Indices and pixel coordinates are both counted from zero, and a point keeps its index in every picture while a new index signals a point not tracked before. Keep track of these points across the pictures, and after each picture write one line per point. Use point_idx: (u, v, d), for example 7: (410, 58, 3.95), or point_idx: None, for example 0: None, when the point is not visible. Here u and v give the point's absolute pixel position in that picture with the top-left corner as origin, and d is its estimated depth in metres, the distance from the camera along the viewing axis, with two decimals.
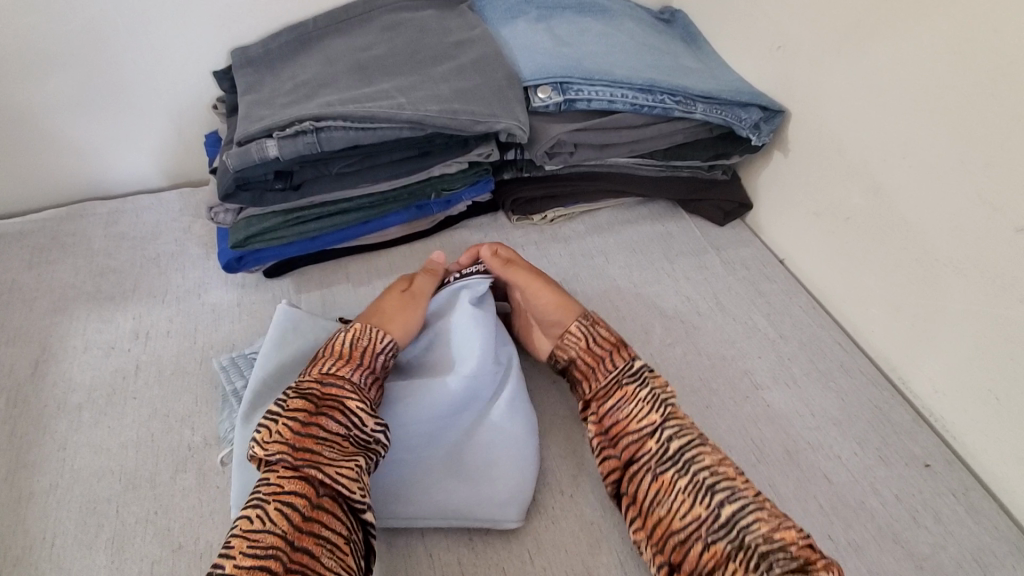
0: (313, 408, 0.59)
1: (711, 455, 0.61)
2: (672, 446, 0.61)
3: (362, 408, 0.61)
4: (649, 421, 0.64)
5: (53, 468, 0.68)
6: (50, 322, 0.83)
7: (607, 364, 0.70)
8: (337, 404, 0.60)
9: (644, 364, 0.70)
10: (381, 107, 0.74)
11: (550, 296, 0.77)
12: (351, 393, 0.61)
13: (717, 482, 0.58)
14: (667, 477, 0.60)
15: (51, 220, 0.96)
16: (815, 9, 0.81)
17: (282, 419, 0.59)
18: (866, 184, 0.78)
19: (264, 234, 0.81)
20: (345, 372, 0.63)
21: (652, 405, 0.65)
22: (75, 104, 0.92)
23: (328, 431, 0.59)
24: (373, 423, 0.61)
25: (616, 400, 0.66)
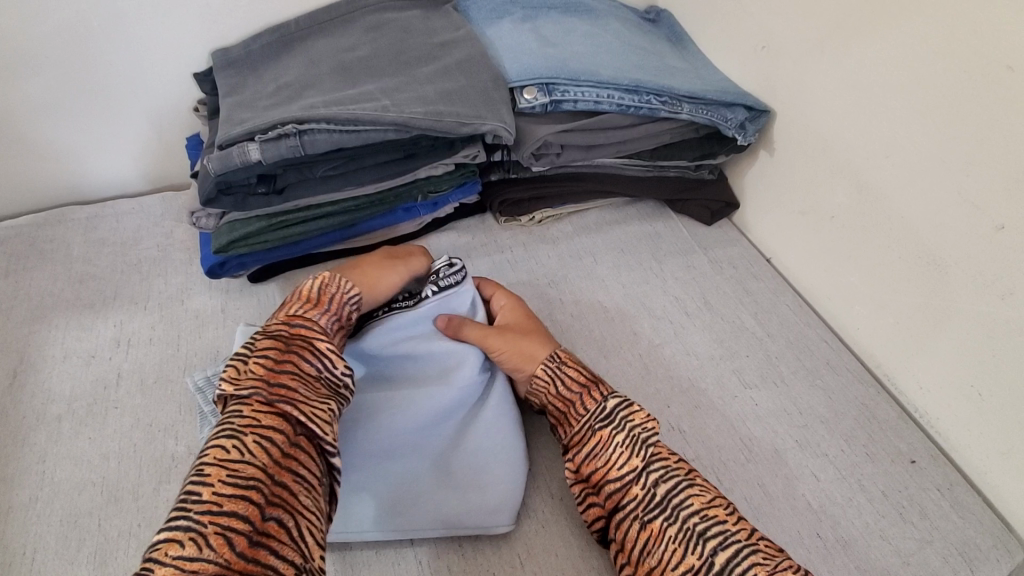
0: (285, 347, 0.58)
1: (699, 497, 0.58)
2: (658, 492, 0.58)
3: (332, 350, 0.60)
4: (630, 466, 0.60)
5: (32, 482, 0.67)
6: (28, 331, 0.81)
7: (579, 407, 0.66)
8: (308, 343, 0.59)
9: (618, 403, 0.65)
10: (365, 109, 0.73)
11: (511, 346, 0.71)
12: (320, 335, 0.61)
13: (708, 526, 0.55)
14: (656, 526, 0.57)
15: (28, 226, 0.94)
16: (799, 8, 0.81)
17: (252, 359, 0.57)
18: (851, 183, 0.79)
19: (247, 239, 0.79)
20: (313, 316, 0.63)
21: (631, 449, 0.61)
22: (51, 108, 0.90)
23: (301, 370, 0.57)
24: (344, 366, 0.60)
25: (592, 448, 0.63)
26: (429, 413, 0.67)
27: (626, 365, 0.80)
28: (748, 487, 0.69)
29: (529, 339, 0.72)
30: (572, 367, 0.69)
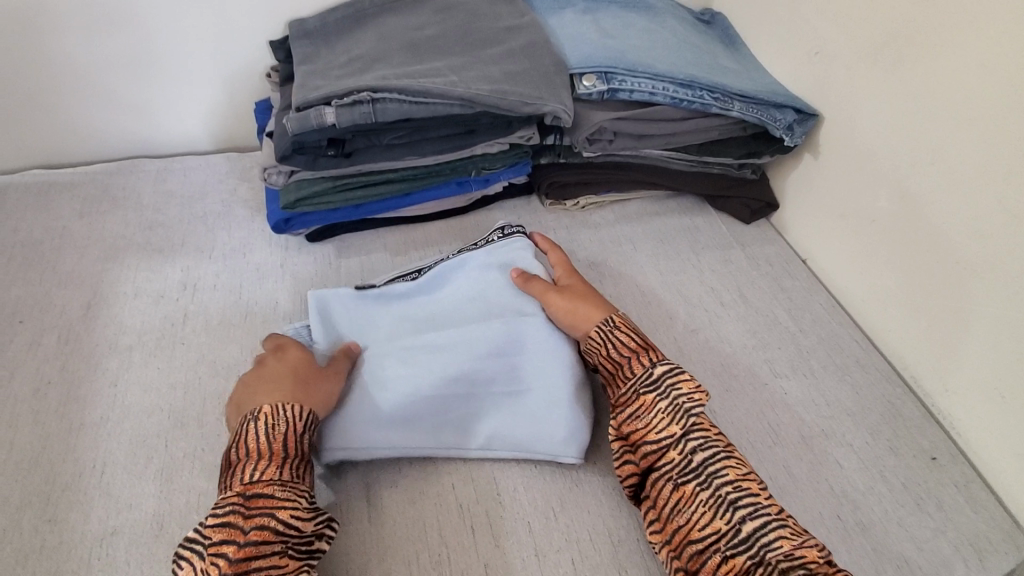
0: (243, 535, 0.54)
1: (735, 469, 0.62)
2: (695, 459, 0.62)
3: (297, 510, 0.57)
4: (668, 432, 0.64)
5: (105, 402, 0.72)
6: (102, 268, 0.87)
7: (627, 370, 0.69)
8: (267, 520, 0.55)
9: (665, 369, 0.68)
10: (435, 83, 0.78)
11: (568, 307, 0.74)
12: (283, 498, 0.57)
13: (739, 496, 0.59)
14: (688, 489, 0.61)
15: (103, 173, 1.01)
16: (850, 17, 0.84)
17: (208, 554, 0.53)
18: (893, 187, 0.81)
19: (313, 199, 0.85)
20: (270, 475, 0.58)
21: (673, 416, 0.65)
22: (133, 64, 0.96)
23: (263, 553, 0.53)
24: (312, 525, 0.57)
25: (634, 410, 0.67)
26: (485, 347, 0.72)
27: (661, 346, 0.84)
28: (773, 468, 0.72)
29: (586, 303, 0.74)
30: (625, 330, 0.71)
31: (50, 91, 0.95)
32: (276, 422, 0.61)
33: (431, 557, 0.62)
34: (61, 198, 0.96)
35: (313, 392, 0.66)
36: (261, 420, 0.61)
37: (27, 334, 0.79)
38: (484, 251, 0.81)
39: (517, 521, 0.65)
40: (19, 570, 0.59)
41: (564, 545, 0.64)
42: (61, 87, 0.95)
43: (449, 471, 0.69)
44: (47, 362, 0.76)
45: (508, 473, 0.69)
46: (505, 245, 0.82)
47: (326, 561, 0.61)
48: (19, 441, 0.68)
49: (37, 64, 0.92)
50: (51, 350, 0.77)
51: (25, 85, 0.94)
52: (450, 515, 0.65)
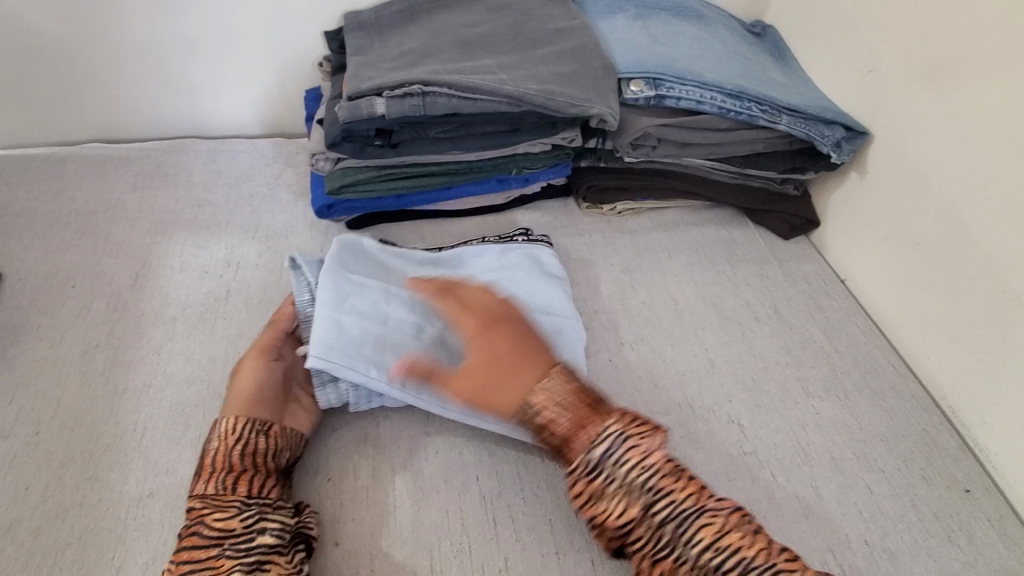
0: (177, 545, 0.55)
1: (710, 527, 0.54)
2: (665, 532, 0.54)
3: (219, 516, 0.56)
4: (628, 515, 0.55)
5: (148, 369, 0.75)
6: (151, 241, 0.90)
7: (562, 459, 0.59)
8: (193, 528, 0.56)
9: (597, 448, 0.56)
10: (485, 80, 0.79)
11: (495, 375, 0.60)
12: (205, 508, 0.57)
13: (724, 560, 0.52)
14: (667, 565, 0.54)
15: (156, 150, 1.04)
16: (908, 35, 0.82)
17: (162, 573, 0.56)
18: (940, 212, 0.79)
19: (357, 186, 0.87)
20: (196, 490, 0.59)
21: (625, 497, 0.55)
22: (193, 45, 0.99)
23: (191, 566, 0.53)
24: (240, 524, 0.56)
25: (584, 500, 0.57)
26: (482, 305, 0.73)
27: (691, 355, 0.83)
28: (801, 486, 0.71)
29: (509, 376, 0.60)
30: (548, 415, 0.58)
31: (113, 69, 0.99)
32: (212, 437, 0.62)
33: (452, 546, 0.63)
34: (115, 171, 1.00)
35: (250, 397, 0.66)
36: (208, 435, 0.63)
37: (79, 298, 0.82)
38: (502, 245, 0.85)
39: (539, 518, 0.66)
40: (59, 523, 0.62)
41: (584, 546, 0.64)
42: (123, 66, 0.99)
43: (474, 463, 0.69)
44: (96, 327, 0.79)
45: (532, 469, 0.70)
46: (525, 247, 0.85)
47: (350, 540, 0.63)
48: (67, 400, 0.71)
49: (104, 42, 0.96)
50: (100, 316, 0.80)
51: (92, 60, 0.98)
52: (474, 507, 0.66)
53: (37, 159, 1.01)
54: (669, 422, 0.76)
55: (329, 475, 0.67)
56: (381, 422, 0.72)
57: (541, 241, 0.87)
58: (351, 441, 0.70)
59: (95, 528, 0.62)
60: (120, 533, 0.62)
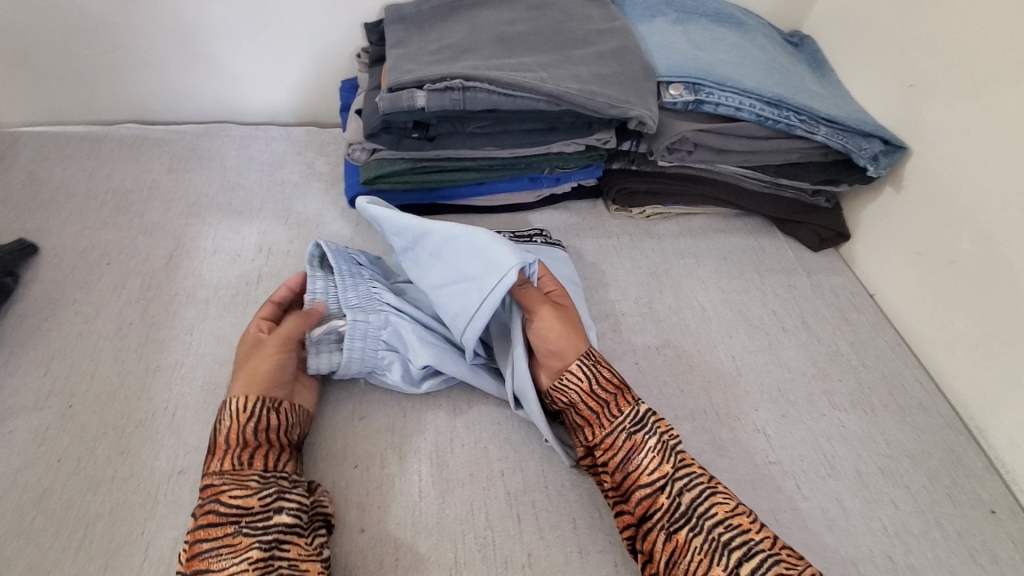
0: (193, 520, 0.56)
1: (723, 505, 0.60)
2: (684, 502, 0.61)
3: (237, 495, 0.57)
4: (659, 472, 0.63)
5: (180, 348, 0.76)
6: (185, 223, 0.91)
7: (612, 409, 0.67)
8: (210, 505, 0.57)
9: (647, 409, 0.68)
10: (526, 77, 0.79)
11: (566, 331, 0.71)
12: (223, 486, 0.58)
13: (732, 537, 0.58)
14: (681, 537, 0.59)
15: (192, 133, 1.06)
16: (953, 51, 0.81)
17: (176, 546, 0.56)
18: (978, 230, 0.79)
19: (390, 177, 0.88)
20: (213, 467, 0.60)
21: (662, 456, 0.64)
22: (233, 31, 1.00)
23: (211, 543, 0.54)
24: (258, 502, 0.57)
25: (626, 451, 0.65)
26: (502, 284, 0.68)
27: (718, 362, 0.83)
28: (825, 499, 0.71)
29: (573, 332, 0.71)
30: (603, 368, 0.69)
31: (153, 52, 1.00)
32: (224, 415, 0.63)
33: (476, 539, 0.63)
34: (151, 152, 1.02)
35: (262, 379, 0.65)
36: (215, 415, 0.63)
37: (114, 275, 0.83)
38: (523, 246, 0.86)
39: (563, 516, 0.66)
40: (91, 495, 0.63)
41: (607, 546, 0.64)
42: (163, 48, 1.00)
43: (499, 458, 0.70)
44: (130, 304, 0.80)
45: (556, 468, 0.70)
46: (546, 250, 0.87)
47: (376, 527, 0.63)
48: (101, 374, 0.72)
49: (147, 25, 0.97)
50: (135, 293, 0.81)
51: (133, 41, 0.99)
52: (498, 501, 0.66)
53: (75, 136, 1.02)
54: (694, 427, 0.76)
55: (355, 463, 0.68)
56: (408, 412, 0.73)
57: (558, 244, 0.90)
58: (377, 430, 0.71)
59: (126, 502, 0.63)
60: (151, 509, 0.62)
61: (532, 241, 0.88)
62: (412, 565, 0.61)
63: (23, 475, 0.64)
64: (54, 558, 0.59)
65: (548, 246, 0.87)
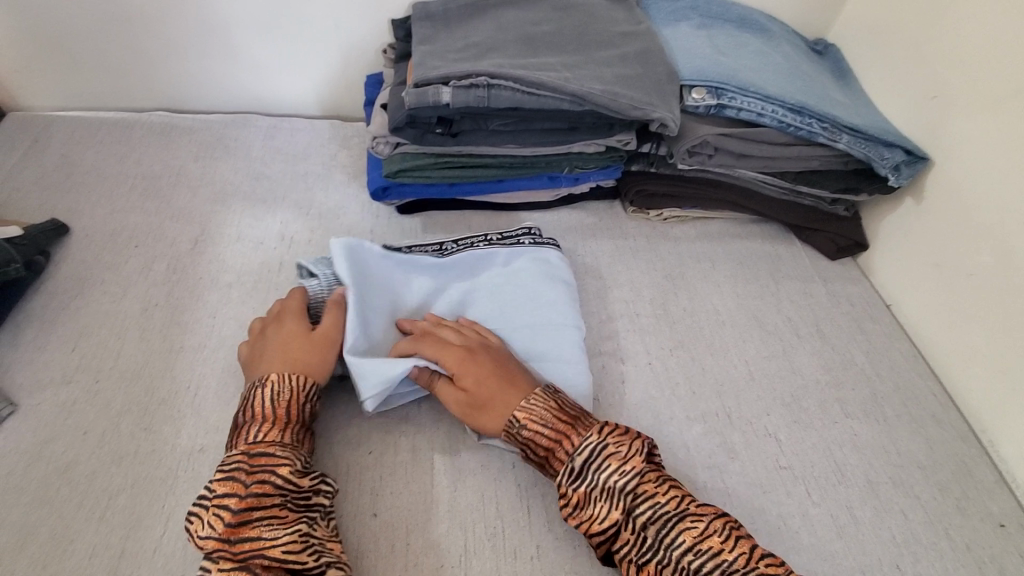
0: (243, 489, 0.56)
1: (691, 531, 0.56)
2: (648, 535, 0.57)
3: (294, 470, 0.59)
4: (611, 520, 0.58)
5: (203, 331, 0.78)
6: (210, 209, 0.93)
7: (552, 466, 0.62)
8: (269, 475, 0.57)
9: (584, 458, 0.60)
10: (550, 77, 0.80)
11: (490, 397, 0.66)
12: (282, 459, 0.59)
13: (703, 564, 0.55)
14: (651, 570, 0.56)
15: (219, 123, 1.08)
16: (981, 63, 0.81)
17: (209, 512, 0.55)
18: (998, 244, 0.78)
19: (413, 171, 0.90)
20: (273, 438, 0.60)
21: (611, 501, 0.59)
22: (263, 24, 1.02)
23: (261, 513, 0.55)
24: (310, 480, 0.60)
25: (572, 507, 0.60)
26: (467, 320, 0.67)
27: (730, 366, 0.83)
28: (835, 506, 0.71)
29: (495, 395, 0.66)
30: (533, 429, 0.63)
31: (184, 42, 1.03)
32: (281, 389, 0.64)
33: (485, 529, 0.64)
34: (179, 140, 1.04)
35: (313, 366, 0.67)
36: (268, 386, 0.64)
37: (141, 257, 0.85)
38: (510, 248, 0.84)
39: None
40: (115, 469, 0.65)
41: None
42: (195, 39, 1.03)
43: (511, 451, 0.70)
44: (156, 286, 0.82)
45: None
46: (534, 250, 0.84)
47: (388, 513, 0.64)
48: (126, 353, 0.75)
49: (179, 15, 0.99)
50: (161, 276, 0.83)
51: (165, 31, 1.01)
52: (508, 493, 0.67)
53: (107, 122, 1.05)
54: (705, 430, 0.76)
55: (370, 449, 0.69)
56: (422, 401, 0.74)
57: (549, 244, 0.87)
58: (392, 418, 0.72)
59: (147, 477, 0.64)
60: (171, 484, 0.64)
61: (518, 243, 0.86)
62: (422, 551, 0.62)
63: (51, 446, 0.66)
64: (78, 527, 0.61)
65: (540, 248, 0.85)
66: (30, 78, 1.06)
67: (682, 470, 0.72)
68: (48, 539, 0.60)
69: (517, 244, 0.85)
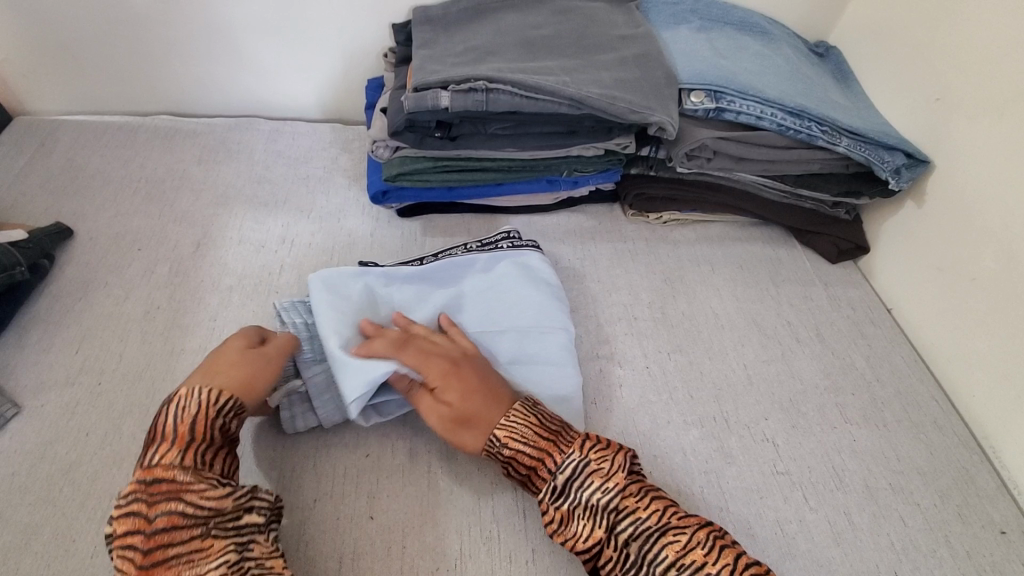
0: (150, 525, 0.52)
1: (673, 545, 0.56)
2: (629, 552, 0.57)
3: (208, 493, 0.55)
4: (593, 538, 0.58)
5: (204, 333, 0.78)
6: (212, 212, 0.94)
7: (533, 485, 0.62)
8: (174, 504, 0.53)
9: (566, 477, 0.60)
10: (549, 81, 0.80)
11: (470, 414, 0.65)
12: (190, 484, 0.55)
13: None
14: None
15: (223, 126, 1.09)
16: (984, 67, 0.80)
17: (121, 554, 0.52)
18: (1000, 248, 0.78)
19: (412, 175, 0.90)
20: (174, 461, 0.56)
21: (592, 520, 0.58)
22: (265, 29, 1.02)
23: (179, 547, 0.52)
24: (231, 502, 0.56)
25: (554, 527, 0.60)
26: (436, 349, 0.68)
27: (729, 370, 0.83)
28: (833, 512, 0.71)
29: (474, 412, 0.65)
30: (514, 447, 0.63)
31: (188, 47, 1.04)
32: (188, 404, 0.59)
33: (481, 532, 0.64)
34: (182, 144, 1.05)
35: (239, 379, 0.63)
36: (172, 402, 0.59)
37: (144, 260, 0.86)
38: (488, 254, 0.84)
39: None
40: (115, 470, 0.65)
41: None
42: (199, 44, 1.04)
43: None
44: (158, 289, 0.83)
45: None
46: (514, 254, 0.84)
47: (384, 516, 0.65)
48: (128, 354, 0.76)
49: (183, 20, 1.00)
50: (163, 279, 0.84)
51: (169, 36, 1.02)
52: (504, 497, 0.67)
53: (112, 127, 1.06)
54: (702, 434, 0.76)
55: (367, 452, 0.69)
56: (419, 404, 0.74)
57: (529, 246, 0.87)
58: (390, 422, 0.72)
59: None
60: None
61: (496, 248, 0.86)
62: (417, 553, 0.62)
63: (53, 448, 0.67)
64: (79, 527, 0.61)
65: (517, 251, 0.85)
66: (36, 82, 1.07)
67: (679, 474, 0.72)
68: (49, 539, 0.60)
69: (492, 250, 0.85)
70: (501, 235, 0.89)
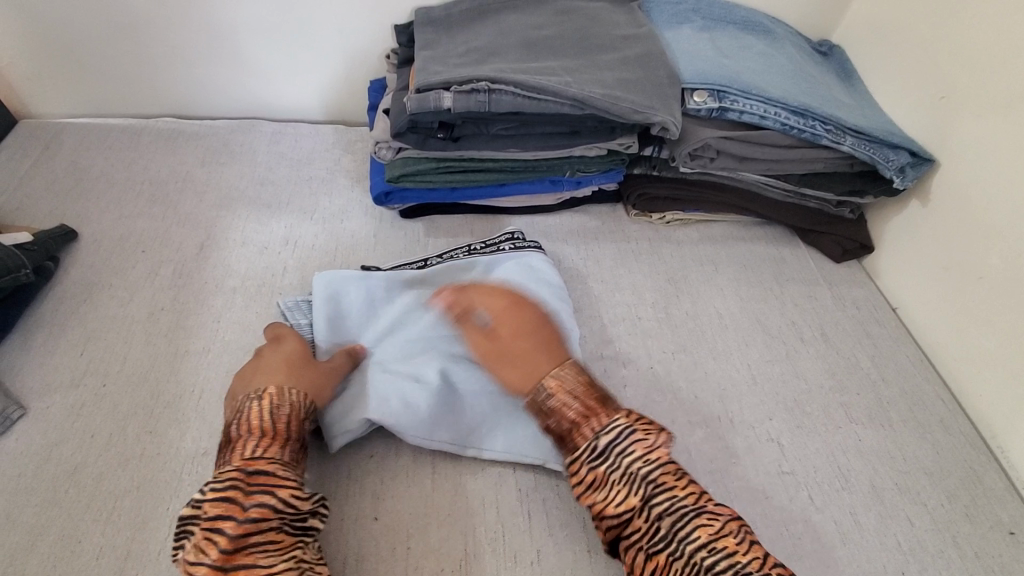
0: (242, 511, 0.52)
1: (707, 527, 0.54)
2: (662, 525, 0.55)
3: (298, 492, 0.56)
4: (627, 505, 0.57)
5: (207, 334, 0.79)
6: (216, 214, 0.95)
7: (569, 440, 0.61)
8: (267, 497, 0.54)
9: (613, 437, 0.59)
10: (551, 82, 0.80)
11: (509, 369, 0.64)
12: (285, 479, 0.56)
13: (716, 561, 0.52)
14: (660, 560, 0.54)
15: (225, 128, 1.09)
16: (989, 65, 0.80)
17: (199, 535, 0.51)
18: (1007, 247, 0.77)
19: (415, 176, 0.90)
20: (274, 454, 0.57)
21: (628, 487, 0.57)
22: (268, 31, 1.03)
23: (261, 538, 0.52)
24: (310, 504, 0.57)
25: (588, 486, 0.59)
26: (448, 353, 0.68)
27: (733, 370, 0.83)
28: (839, 513, 0.70)
29: (521, 362, 0.64)
30: (561, 398, 0.61)
31: (191, 49, 1.04)
32: (280, 403, 0.61)
33: (486, 533, 0.64)
34: (185, 146, 1.05)
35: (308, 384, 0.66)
36: (265, 400, 0.61)
37: (148, 263, 0.87)
38: (490, 255, 0.84)
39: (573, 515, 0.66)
40: (120, 471, 0.66)
41: None
42: (201, 46, 1.04)
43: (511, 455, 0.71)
44: (162, 291, 0.83)
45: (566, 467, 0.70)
46: (515, 255, 0.85)
47: (389, 517, 0.64)
48: (132, 356, 0.76)
49: (186, 23, 1.01)
50: (167, 280, 0.85)
51: (173, 38, 1.02)
52: (509, 497, 0.67)
53: (115, 129, 1.07)
54: (707, 434, 0.76)
55: (371, 453, 0.69)
56: None
57: (531, 247, 0.87)
58: None
59: (151, 480, 0.65)
60: (175, 487, 0.65)
61: (499, 250, 0.86)
62: (423, 554, 0.62)
63: (58, 449, 0.67)
64: (84, 528, 0.61)
65: (522, 253, 0.85)
66: (40, 85, 1.08)
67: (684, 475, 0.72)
68: (54, 540, 0.60)
69: (500, 251, 0.85)
70: (504, 236, 0.89)
